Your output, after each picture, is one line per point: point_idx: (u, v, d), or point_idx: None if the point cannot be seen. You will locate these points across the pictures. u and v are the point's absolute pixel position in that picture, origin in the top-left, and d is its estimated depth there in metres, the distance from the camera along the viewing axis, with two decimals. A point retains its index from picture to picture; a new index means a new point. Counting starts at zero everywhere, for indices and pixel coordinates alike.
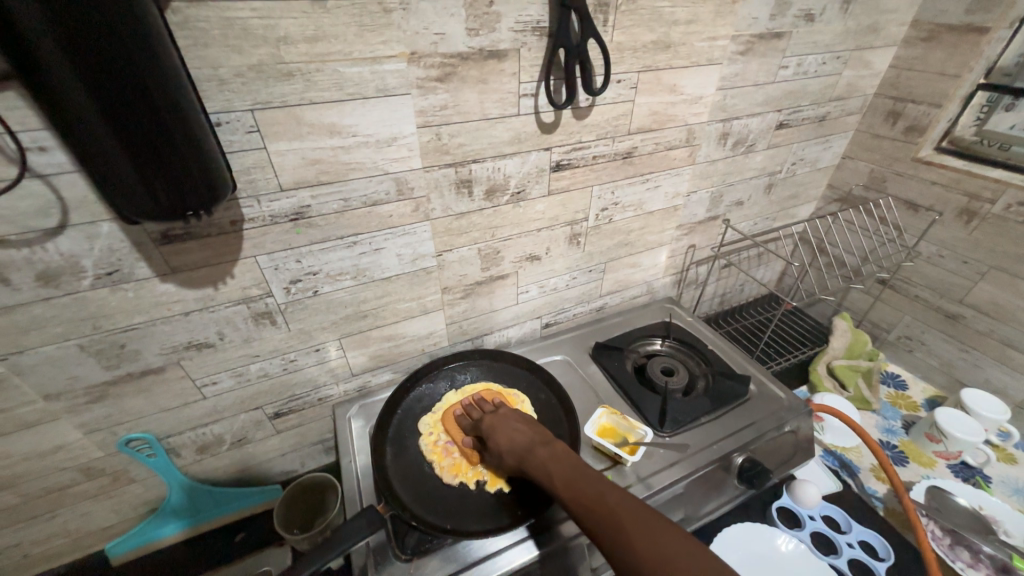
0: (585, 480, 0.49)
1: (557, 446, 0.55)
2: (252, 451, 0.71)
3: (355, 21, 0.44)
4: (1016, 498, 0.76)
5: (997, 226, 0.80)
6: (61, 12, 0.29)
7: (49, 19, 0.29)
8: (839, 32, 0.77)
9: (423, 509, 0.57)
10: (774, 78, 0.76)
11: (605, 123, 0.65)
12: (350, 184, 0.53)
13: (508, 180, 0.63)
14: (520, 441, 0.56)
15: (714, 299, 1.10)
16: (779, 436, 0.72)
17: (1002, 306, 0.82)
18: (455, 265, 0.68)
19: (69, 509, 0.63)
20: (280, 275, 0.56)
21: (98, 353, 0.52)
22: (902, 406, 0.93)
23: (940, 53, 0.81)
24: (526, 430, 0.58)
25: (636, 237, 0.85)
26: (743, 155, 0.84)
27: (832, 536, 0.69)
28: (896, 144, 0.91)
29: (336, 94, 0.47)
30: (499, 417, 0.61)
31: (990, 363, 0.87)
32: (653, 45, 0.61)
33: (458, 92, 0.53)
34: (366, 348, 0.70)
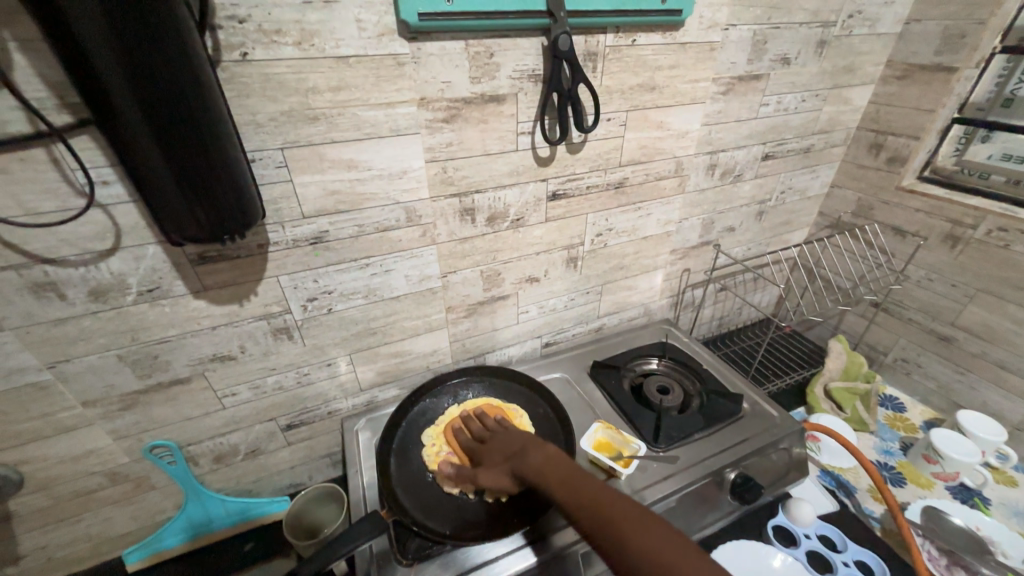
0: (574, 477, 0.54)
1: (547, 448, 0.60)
2: (264, 462, 0.75)
3: (373, 73, 0.51)
4: (1016, 521, 0.76)
5: (980, 250, 0.83)
6: (139, 74, 0.36)
7: (128, 78, 0.36)
8: (816, 73, 0.84)
9: (424, 516, 0.60)
10: (756, 114, 0.82)
11: (597, 156, 0.71)
12: (364, 212, 0.59)
13: (508, 208, 0.69)
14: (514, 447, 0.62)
15: (712, 322, 1.13)
16: (772, 453, 0.74)
17: (992, 328, 0.84)
18: (459, 285, 0.74)
19: (93, 513, 0.67)
20: (298, 293, 0.62)
21: (134, 363, 0.57)
22: (900, 427, 0.93)
23: (914, 90, 0.87)
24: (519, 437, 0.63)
25: (631, 261, 0.89)
26: (732, 184, 0.90)
27: (828, 555, 0.70)
28: (880, 174, 0.95)
29: (354, 134, 0.54)
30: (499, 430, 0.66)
31: (985, 385, 0.88)
32: (639, 87, 0.67)
33: (462, 131, 0.59)
34: (374, 363, 0.75)
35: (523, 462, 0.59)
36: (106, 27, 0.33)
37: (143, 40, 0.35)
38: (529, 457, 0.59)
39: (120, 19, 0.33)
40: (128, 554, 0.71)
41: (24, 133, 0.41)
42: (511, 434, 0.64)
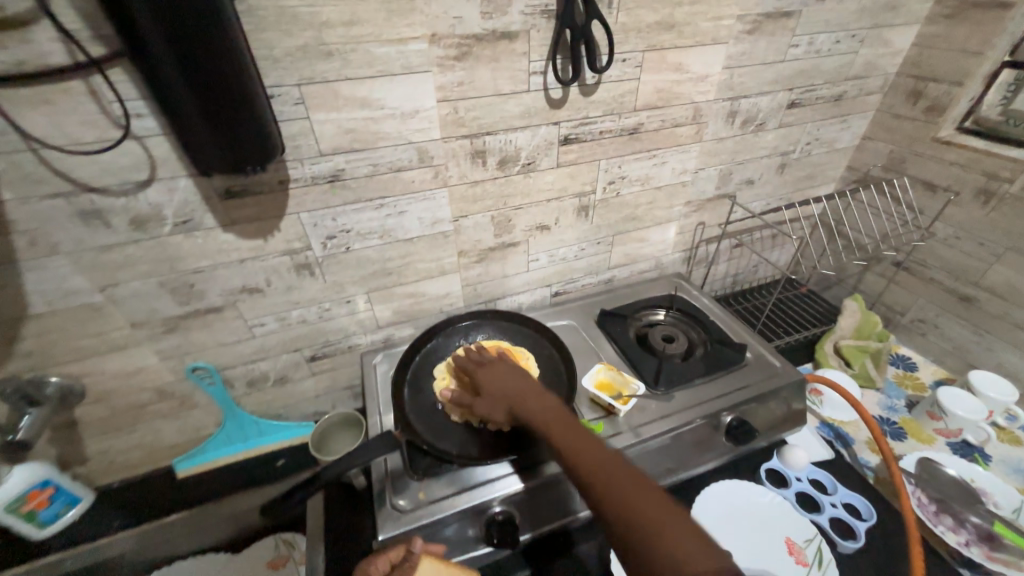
0: (560, 426, 0.56)
1: (540, 396, 0.61)
2: (291, 390, 0.82)
3: (384, 7, 0.51)
4: (1014, 477, 0.77)
5: (1014, 206, 0.80)
6: (164, 9, 0.38)
7: (155, 14, 0.38)
8: (853, 10, 0.78)
9: (434, 437, 0.66)
10: (783, 57, 0.78)
11: (611, 99, 0.70)
12: (378, 151, 0.61)
13: (519, 151, 0.70)
14: (511, 387, 0.63)
15: (726, 279, 1.13)
16: (770, 400, 0.76)
17: (1017, 288, 0.82)
18: (470, 230, 0.76)
19: (146, 424, 0.76)
20: (318, 230, 0.65)
21: (173, 290, 0.63)
22: (908, 386, 0.93)
23: (963, 29, 0.80)
24: (517, 379, 0.65)
25: (643, 212, 0.89)
26: (753, 133, 0.87)
27: (817, 496, 0.72)
28: (917, 124, 0.90)
29: (368, 71, 0.55)
30: (500, 370, 0.67)
31: (1002, 346, 0.86)
32: (657, 25, 0.65)
33: (473, 70, 0.60)
34: (390, 303, 0.79)
35: (518, 399, 0.61)
36: None
37: None
38: (528, 400, 0.61)
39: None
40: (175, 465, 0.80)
41: (64, 65, 0.44)
42: (510, 372, 0.66)
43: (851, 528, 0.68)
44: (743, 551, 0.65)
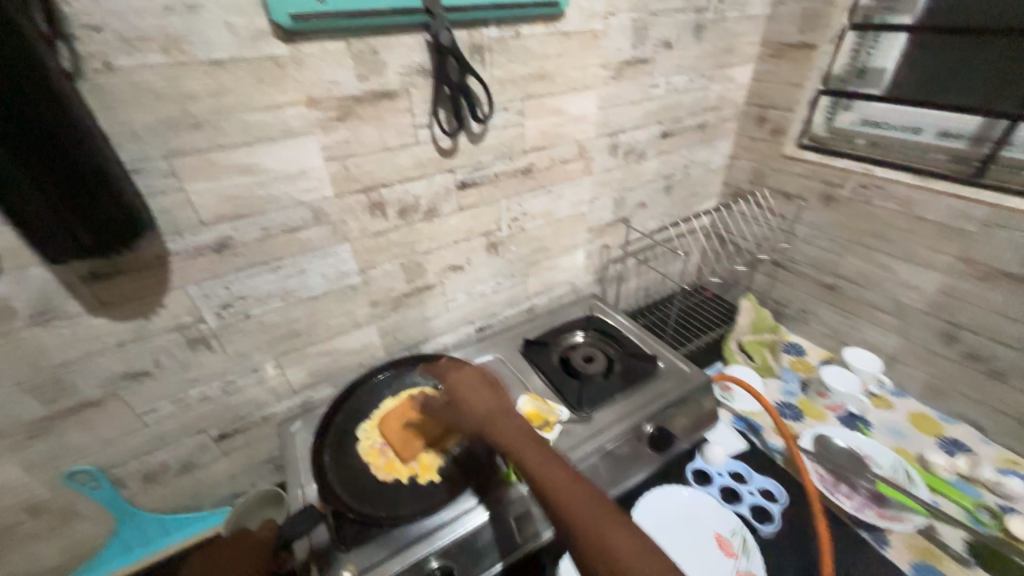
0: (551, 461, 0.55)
1: (521, 430, 0.60)
2: (200, 476, 0.75)
3: (254, 77, 0.52)
4: (890, 437, 0.88)
5: (850, 206, 0.95)
6: None
7: None
8: (698, 55, 0.91)
9: (361, 504, 0.63)
10: (648, 96, 0.89)
11: (500, 144, 0.75)
12: (268, 215, 0.60)
13: (418, 200, 0.72)
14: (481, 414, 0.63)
15: (640, 293, 1.20)
16: (686, 404, 0.81)
17: (865, 274, 0.97)
18: (380, 279, 0.75)
19: (14, 550, 0.65)
20: (210, 301, 0.62)
21: (35, 390, 0.56)
22: (801, 370, 1.05)
23: (786, 66, 0.96)
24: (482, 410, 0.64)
25: (550, 243, 0.95)
26: (636, 162, 0.96)
27: (736, 487, 0.78)
28: (768, 144, 1.05)
29: (245, 138, 0.54)
30: (476, 394, 0.66)
31: (865, 324, 1.01)
32: (530, 76, 0.72)
33: (357, 129, 0.61)
34: (303, 364, 0.75)
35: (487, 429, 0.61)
36: None
37: None
38: (501, 424, 0.61)
39: None
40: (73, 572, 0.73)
41: None
42: (480, 396, 0.66)
43: (768, 512, 0.74)
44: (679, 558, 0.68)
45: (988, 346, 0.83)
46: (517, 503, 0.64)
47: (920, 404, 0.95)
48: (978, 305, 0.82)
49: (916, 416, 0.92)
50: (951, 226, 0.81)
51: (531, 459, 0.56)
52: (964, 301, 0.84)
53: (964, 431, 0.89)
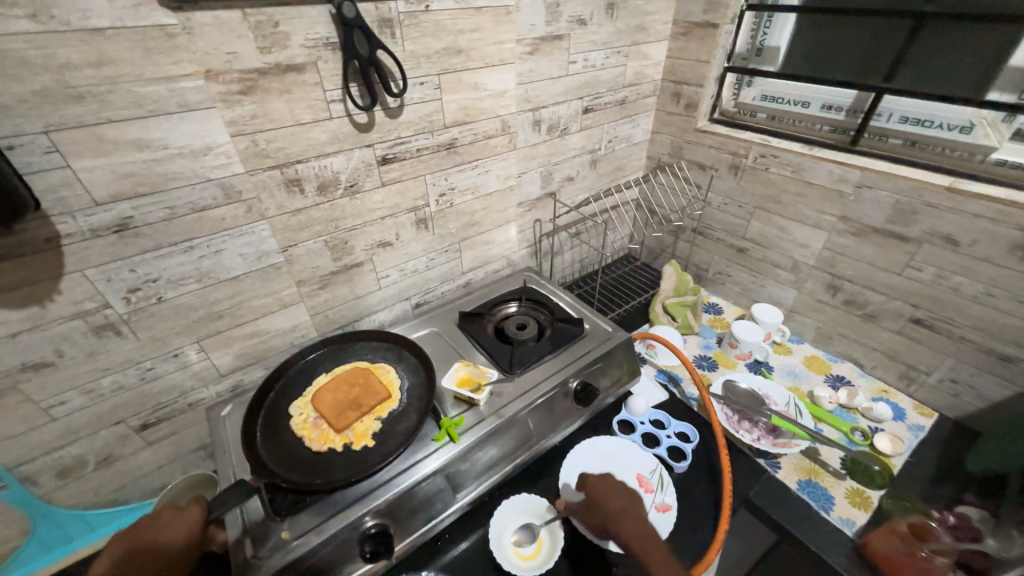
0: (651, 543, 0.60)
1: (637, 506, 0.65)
2: (122, 469, 0.73)
3: (139, 46, 0.50)
4: (787, 378, 1.00)
5: (753, 175, 1.04)
6: None
7: None
8: (612, 32, 0.95)
9: (295, 474, 0.63)
10: (566, 72, 0.92)
11: (419, 119, 0.76)
12: (172, 192, 0.58)
13: (338, 175, 0.72)
14: (622, 494, 0.66)
15: (575, 264, 1.26)
16: (610, 361, 0.88)
17: (767, 236, 1.08)
18: (304, 257, 0.75)
19: None
20: (115, 285, 0.59)
21: None
22: (717, 326, 1.16)
23: (695, 44, 1.03)
24: (620, 487, 0.67)
25: (481, 218, 0.97)
26: (561, 137, 1.00)
27: (656, 432, 0.86)
28: (683, 119, 1.12)
29: (136, 111, 0.52)
30: (608, 475, 0.69)
31: (770, 282, 1.12)
32: (445, 51, 0.73)
33: (264, 102, 0.60)
34: (229, 347, 0.74)
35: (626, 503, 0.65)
36: None
37: None
38: (623, 509, 0.64)
39: None
40: None
41: None
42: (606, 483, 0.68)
43: (682, 451, 0.82)
44: None
45: (864, 293, 0.95)
46: (450, 460, 0.68)
47: (814, 349, 1.08)
48: (854, 259, 0.94)
49: (809, 359, 1.05)
50: (831, 190, 0.92)
51: (641, 544, 0.60)
52: (844, 256, 0.96)
53: (847, 368, 1.03)
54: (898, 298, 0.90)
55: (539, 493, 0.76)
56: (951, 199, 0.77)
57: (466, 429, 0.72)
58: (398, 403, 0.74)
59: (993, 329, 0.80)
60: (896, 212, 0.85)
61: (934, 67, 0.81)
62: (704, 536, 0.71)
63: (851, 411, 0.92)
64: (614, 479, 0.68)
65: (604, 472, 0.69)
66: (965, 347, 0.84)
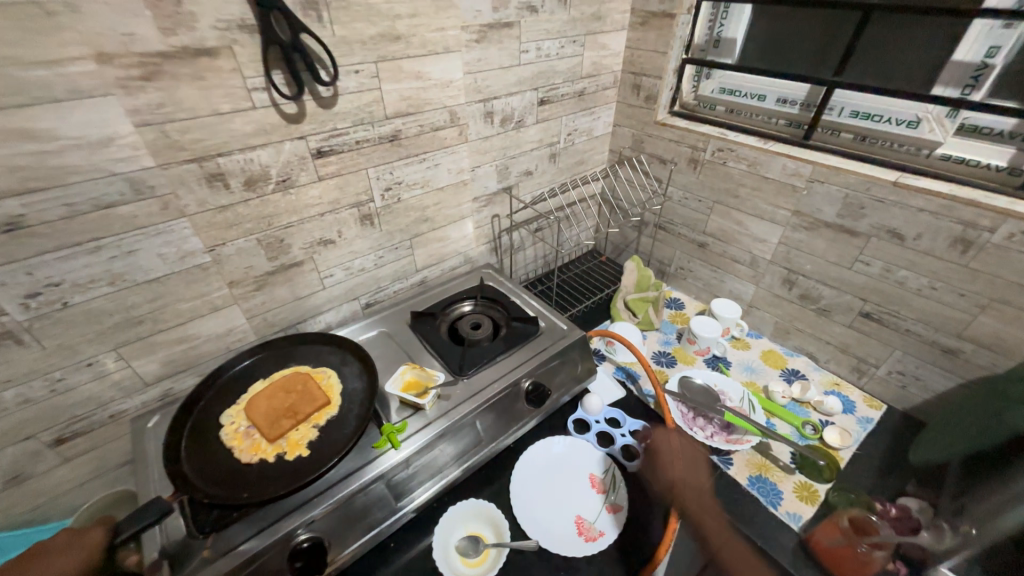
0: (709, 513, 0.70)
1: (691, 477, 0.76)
2: (37, 487, 0.67)
3: (13, 24, 0.45)
4: (744, 373, 1.01)
5: (711, 169, 1.03)
6: None
7: None
8: (566, 20, 0.92)
9: (218, 487, 0.59)
10: (518, 61, 0.89)
11: (356, 110, 0.72)
12: (69, 188, 0.53)
13: (267, 169, 0.67)
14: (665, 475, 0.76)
15: (538, 260, 1.24)
16: (564, 359, 0.86)
17: (726, 231, 1.07)
18: (235, 257, 0.71)
19: None
20: (9, 290, 0.54)
21: None
22: (678, 322, 1.15)
23: (652, 35, 1.01)
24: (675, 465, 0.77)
25: (433, 213, 0.94)
26: (516, 130, 0.97)
27: (611, 431, 0.84)
28: (643, 111, 1.11)
29: (17, 98, 0.47)
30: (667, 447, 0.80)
31: (729, 277, 1.12)
32: (381, 37, 0.69)
33: (173, 90, 0.55)
34: (154, 354, 0.69)
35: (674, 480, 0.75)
36: None
37: None
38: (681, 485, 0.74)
39: None
40: None
41: None
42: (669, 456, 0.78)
43: (636, 450, 0.81)
44: (555, 502, 0.73)
45: (817, 287, 0.96)
46: (391, 467, 0.66)
47: (771, 343, 1.09)
48: (808, 253, 0.94)
49: (766, 353, 1.06)
50: (785, 184, 0.92)
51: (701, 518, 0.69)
52: (799, 250, 0.96)
53: (803, 361, 1.04)
54: (849, 292, 0.91)
55: (488, 498, 0.74)
56: (897, 193, 0.77)
57: (409, 434, 0.69)
58: (338, 410, 0.70)
59: (936, 321, 0.81)
60: (846, 207, 0.85)
61: (884, 58, 0.80)
62: (653, 535, 0.69)
63: (804, 405, 0.93)
64: (674, 451, 0.79)
65: (669, 448, 0.79)
66: (910, 340, 0.86)
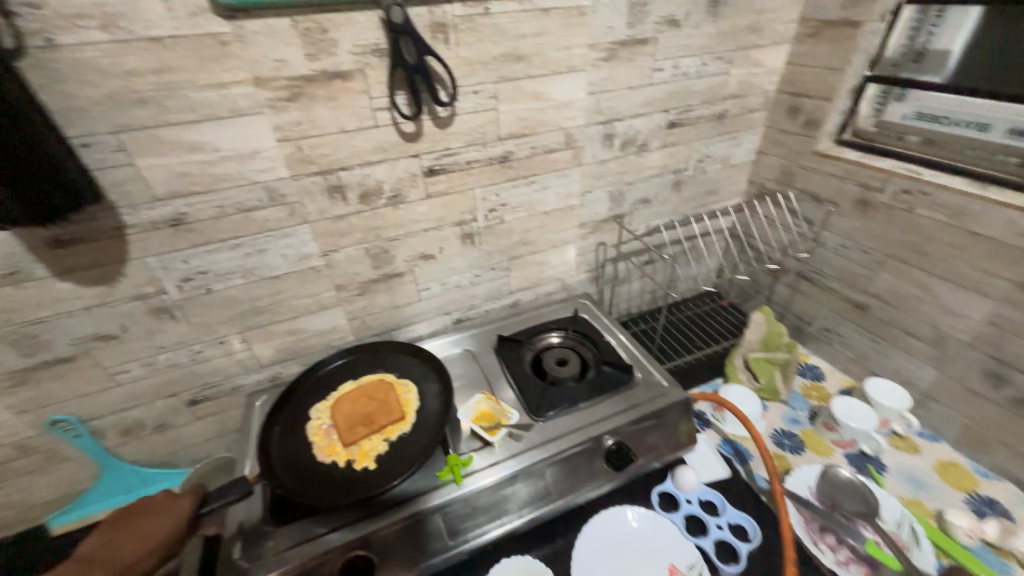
0: None
1: None
2: (173, 436, 0.80)
3: (196, 54, 0.52)
4: (906, 486, 0.76)
5: (887, 214, 0.81)
6: None
7: None
8: (714, 35, 0.80)
9: (292, 481, 0.63)
10: (649, 80, 0.80)
11: (471, 130, 0.71)
12: (221, 193, 0.61)
13: (381, 185, 0.70)
14: None
15: (643, 296, 1.12)
16: (657, 421, 0.74)
17: (901, 294, 0.83)
18: (344, 263, 0.75)
19: (11, 482, 0.75)
20: (170, 274, 0.64)
21: (14, 342, 0.61)
22: (813, 397, 0.93)
23: (824, 48, 0.83)
24: None
25: (535, 237, 0.89)
26: (637, 154, 0.88)
27: (704, 518, 0.70)
28: (799, 138, 0.92)
29: (192, 116, 0.55)
30: None
31: (897, 353, 0.87)
32: (504, 57, 0.67)
33: (310, 109, 0.60)
34: (269, 341, 0.77)
35: None
36: None
37: None
38: None
39: None
40: (67, 508, 0.82)
41: None
42: None
43: (734, 551, 0.66)
44: None
45: None
46: (447, 502, 0.62)
47: (954, 453, 0.81)
48: None
49: (945, 465, 0.79)
50: (1007, 246, 0.67)
51: None
52: (1019, 337, 0.69)
53: (1008, 491, 0.75)
54: None
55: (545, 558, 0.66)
56: None
57: (472, 470, 0.66)
58: (409, 428, 0.70)
59: None
60: None
61: None
62: None
63: (1001, 555, 0.66)
64: None
65: None
66: None
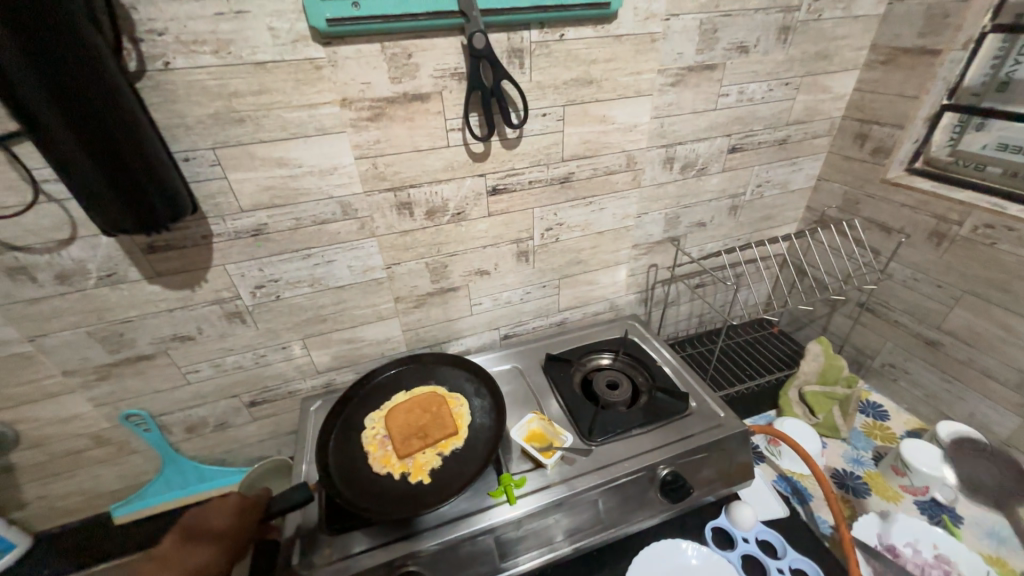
0: None
1: None
2: (232, 435, 0.83)
3: (291, 77, 0.55)
4: (988, 542, 0.70)
5: (966, 248, 0.77)
6: (65, 105, 0.42)
7: (60, 111, 0.42)
8: (782, 61, 0.79)
9: (349, 489, 0.63)
10: (713, 105, 0.80)
11: (536, 151, 0.72)
12: (300, 206, 0.64)
13: (447, 202, 0.72)
14: None
15: (691, 319, 1.09)
16: (714, 453, 0.72)
17: (979, 333, 0.78)
18: (405, 276, 0.77)
19: (83, 469, 0.79)
20: (246, 280, 0.67)
21: (103, 339, 0.65)
22: (877, 437, 0.88)
23: (898, 75, 0.81)
24: None
25: (588, 256, 0.89)
26: (695, 178, 0.87)
27: (763, 559, 0.66)
28: (866, 166, 0.89)
29: (282, 134, 0.58)
30: None
31: (972, 395, 0.82)
32: (573, 81, 0.68)
33: (388, 129, 0.62)
34: (328, 348, 0.79)
35: None
36: (32, 72, 0.39)
37: (64, 76, 0.41)
38: None
39: (29, 46, 0.38)
40: (127, 499, 0.85)
41: None
42: None
43: None
44: None
45: None
46: (501, 523, 0.62)
47: None
48: None
49: None
50: None
51: None
52: None
53: None
54: None
55: None
56: None
57: (525, 492, 0.65)
58: (463, 443, 0.70)
59: None
60: None
61: None
62: None
63: None
64: None
65: None
66: None
